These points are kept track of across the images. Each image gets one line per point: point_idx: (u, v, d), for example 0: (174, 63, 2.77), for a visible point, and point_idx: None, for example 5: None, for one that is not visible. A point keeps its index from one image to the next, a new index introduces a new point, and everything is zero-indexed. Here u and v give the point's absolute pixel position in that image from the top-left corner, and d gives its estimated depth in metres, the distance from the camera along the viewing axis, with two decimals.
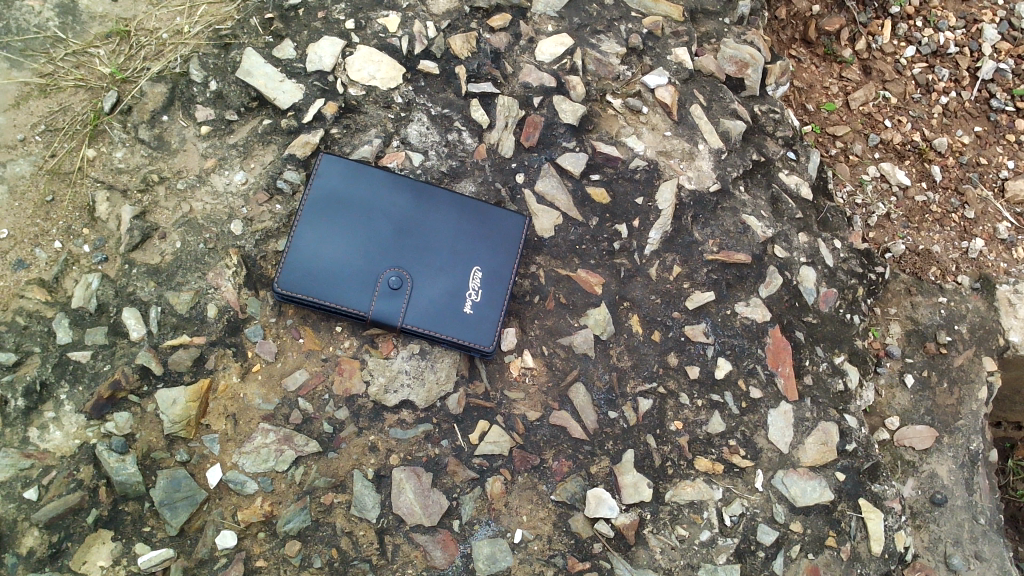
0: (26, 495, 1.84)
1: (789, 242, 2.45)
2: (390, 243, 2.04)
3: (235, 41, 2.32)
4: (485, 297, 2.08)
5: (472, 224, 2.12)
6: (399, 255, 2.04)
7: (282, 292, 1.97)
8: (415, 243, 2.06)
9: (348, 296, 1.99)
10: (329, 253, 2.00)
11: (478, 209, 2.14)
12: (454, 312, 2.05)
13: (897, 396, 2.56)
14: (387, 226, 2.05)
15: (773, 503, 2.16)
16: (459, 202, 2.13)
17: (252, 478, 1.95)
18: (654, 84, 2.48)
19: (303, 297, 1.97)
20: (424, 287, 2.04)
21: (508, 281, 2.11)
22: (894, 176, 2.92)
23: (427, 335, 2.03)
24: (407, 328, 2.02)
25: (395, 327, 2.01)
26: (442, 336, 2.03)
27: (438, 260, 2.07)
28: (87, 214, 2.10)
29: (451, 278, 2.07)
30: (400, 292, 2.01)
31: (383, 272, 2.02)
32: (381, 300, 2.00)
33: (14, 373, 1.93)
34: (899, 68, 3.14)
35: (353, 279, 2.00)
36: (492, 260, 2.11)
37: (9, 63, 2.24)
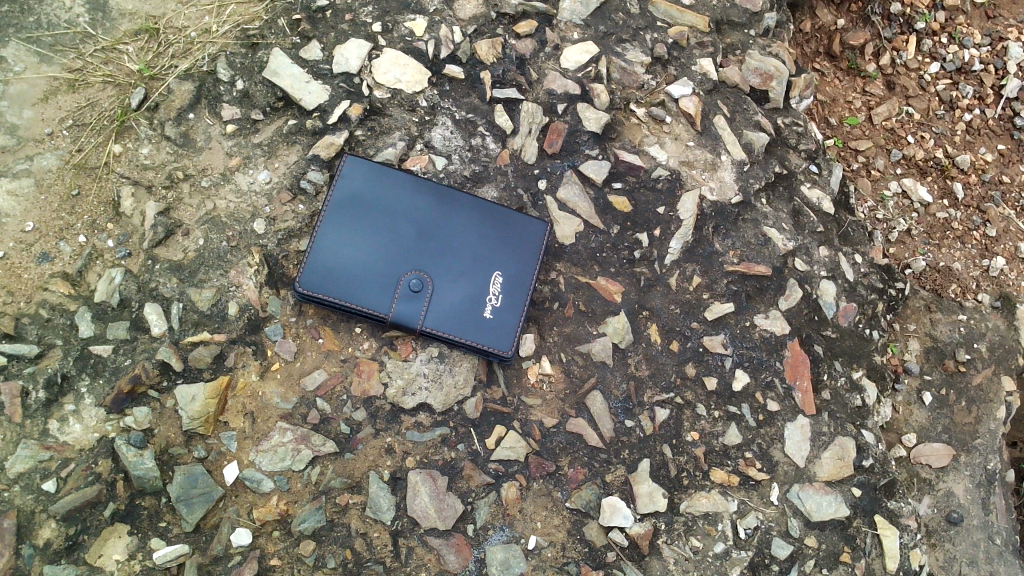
0: (45, 487, 1.85)
1: (809, 255, 2.44)
2: (412, 246, 2.04)
3: (263, 41, 2.34)
4: (505, 303, 2.09)
5: (494, 229, 2.12)
6: (421, 259, 2.04)
7: (303, 292, 1.98)
8: (437, 247, 2.06)
9: (368, 298, 1.99)
10: (352, 254, 2.01)
11: (500, 214, 2.14)
12: (474, 316, 2.06)
13: (914, 413, 2.54)
14: (410, 228, 2.05)
15: (788, 517, 2.16)
16: (481, 207, 2.13)
17: (269, 476, 1.95)
18: (677, 93, 2.48)
19: (325, 296, 1.98)
20: (445, 291, 2.04)
21: (528, 287, 2.12)
22: (916, 193, 2.92)
23: (446, 338, 2.04)
24: (427, 330, 2.02)
25: (415, 330, 2.02)
26: (462, 340, 2.04)
27: (459, 264, 2.07)
28: (112, 209, 2.12)
29: (471, 282, 2.07)
30: (420, 295, 2.02)
31: (404, 275, 2.02)
32: (402, 302, 2.00)
33: (36, 365, 1.94)
34: (923, 83, 3.12)
35: (374, 280, 2.00)
36: (513, 265, 2.12)
37: (38, 58, 2.26)
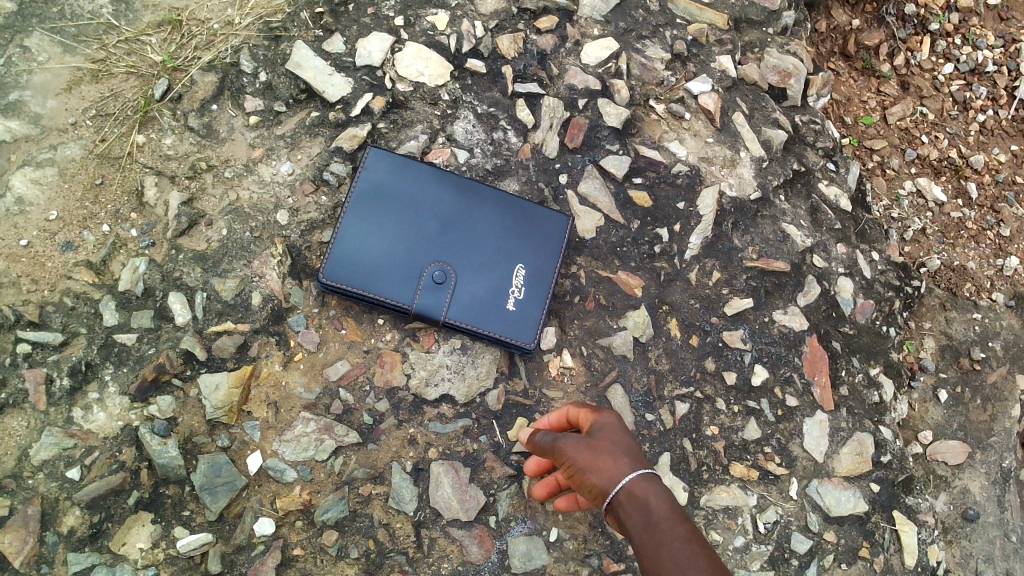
0: (69, 474, 1.85)
1: (827, 252, 2.45)
2: (436, 238, 2.05)
3: (286, 34, 2.35)
4: (528, 295, 2.09)
5: (517, 223, 2.13)
6: (444, 250, 2.04)
7: (326, 283, 1.97)
8: (461, 239, 2.07)
9: (392, 289, 1.99)
10: (375, 246, 2.01)
11: (522, 209, 2.15)
12: (497, 308, 2.06)
13: (930, 411, 2.54)
14: (434, 220, 2.06)
15: (808, 511, 2.16)
16: (503, 201, 2.14)
17: (292, 466, 1.95)
18: (697, 90, 2.49)
19: (348, 287, 1.97)
20: (467, 283, 2.04)
21: (551, 280, 2.12)
22: (931, 192, 2.93)
23: (469, 331, 2.03)
24: (449, 322, 2.02)
25: (438, 322, 2.02)
26: (485, 333, 2.03)
27: (482, 257, 2.07)
28: (136, 199, 2.13)
29: (494, 275, 2.07)
30: (444, 286, 2.02)
31: (428, 266, 2.02)
32: (425, 293, 2.00)
33: (60, 353, 1.94)
34: (937, 84, 3.15)
35: (398, 272, 2.00)
36: (535, 258, 2.12)
37: (61, 48, 2.27)
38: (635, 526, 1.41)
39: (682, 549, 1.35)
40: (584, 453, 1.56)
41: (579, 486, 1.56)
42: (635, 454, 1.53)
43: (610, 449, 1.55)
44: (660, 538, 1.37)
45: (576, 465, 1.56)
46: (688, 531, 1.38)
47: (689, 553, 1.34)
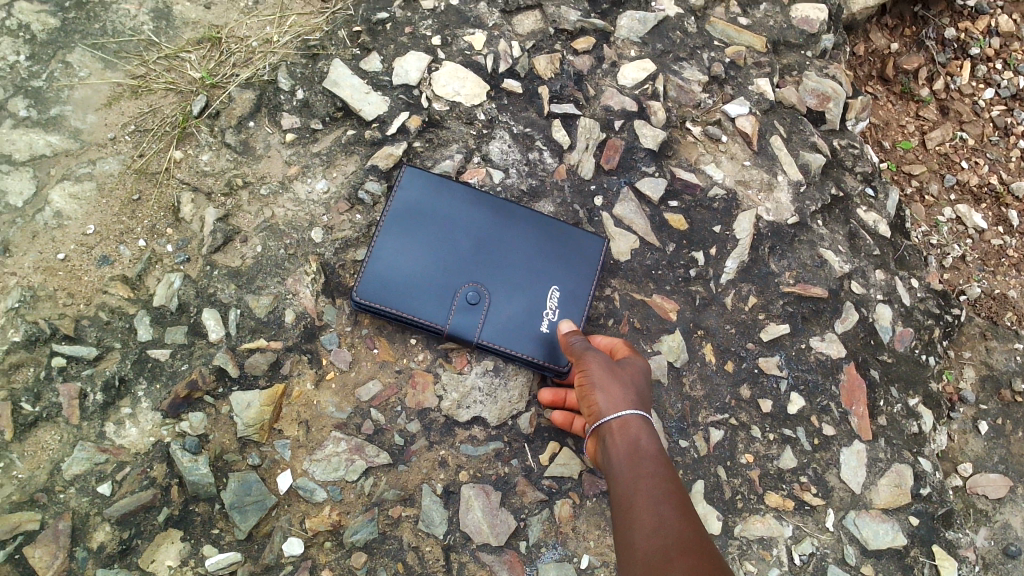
0: (100, 489, 1.83)
1: (866, 279, 2.40)
2: (469, 258, 2.03)
3: (323, 52, 2.37)
4: (563, 317, 2.05)
5: (552, 243, 2.11)
6: (478, 271, 2.02)
7: (359, 302, 1.96)
8: (495, 259, 2.05)
9: (425, 309, 1.98)
10: (409, 265, 2.00)
11: (558, 229, 2.12)
12: (531, 329, 2.02)
13: (970, 442, 2.47)
14: (468, 240, 2.05)
15: (844, 544, 2.09)
16: (539, 222, 2.12)
17: (322, 486, 1.93)
18: (734, 113, 2.47)
19: (380, 307, 1.96)
20: (501, 304, 2.02)
21: (586, 302, 2.08)
22: (970, 219, 2.88)
23: (502, 352, 2.00)
24: (483, 343, 1.99)
25: (471, 343, 1.99)
26: (519, 354, 2.00)
27: (517, 278, 2.05)
28: (172, 215, 2.14)
29: (529, 296, 2.04)
30: (478, 307, 2.00)
31: (461, 287, 2.00)
32: (458, 314, 1.98)
33: (94, 367, 1.95)
34: (977, 109, 3.10)
35: (431, 292, 1.99)
36: (570, 279, 2.09)
37: (103, 64, 2.30)
38: (620, 451, 1.54)
39: (656, 483, 1.45)
40: (604, 372, 1.70)
41: (585, 398, 1.69)
42: (643, 401, 1.66)
43: (626, 378, 1.71)
44: (642, 470, 1.48)
45: (591, 378, 1.69)
46: (670, 472, 1.48)
47: (661, 487, 1.44)
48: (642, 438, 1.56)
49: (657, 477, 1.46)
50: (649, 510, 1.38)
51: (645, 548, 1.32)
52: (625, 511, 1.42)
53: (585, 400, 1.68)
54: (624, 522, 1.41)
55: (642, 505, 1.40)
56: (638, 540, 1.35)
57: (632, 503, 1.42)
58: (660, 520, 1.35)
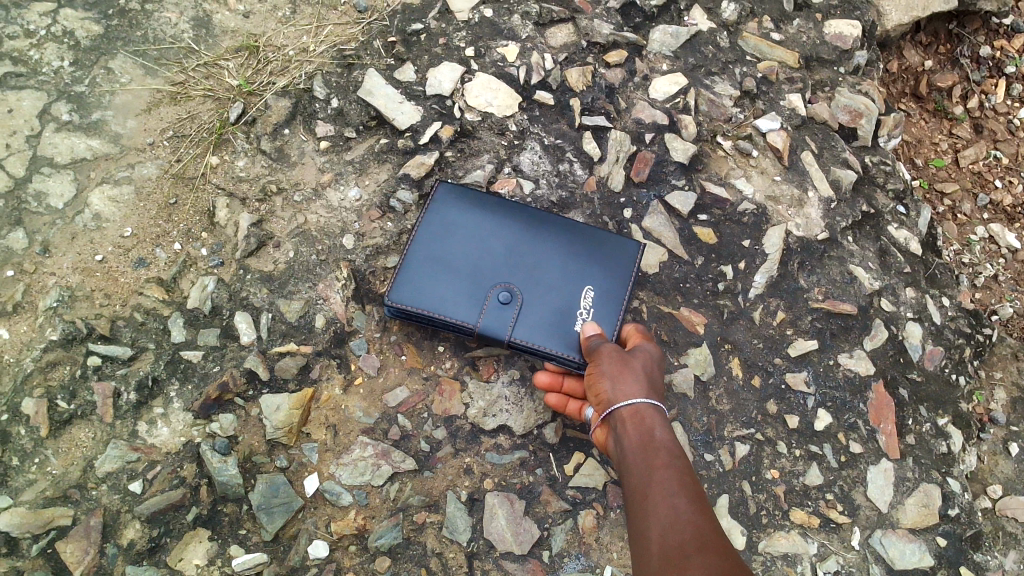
0: (131, 487, 1.86)
1: (896, 296, 2.39)
2: (501, 260, 2.02)
3: (359, 61, 2.40)
4: (598, 317, 1.99)
5: (585, 245, 2.07)
6: (510, 271, 2.01)
7: (391, 304, 1.95)
8: (527, 260, 2.03)
9: (457, 309, 1.96)
10: (441, 268, 2.00)
11: (591, 233, 2.10)
12: (566, 328, 1.97)
13: (1000, 464, 2.42)
14: (499, 243, 2.04)
15: (870, 563, 2.06)
16: (571, 227, 2.10)
17: (348, 490, 1.94)
18: (766, 128, 2.48)
19: (412, 306, 1.95)
20: (535, 304, 1.98)
21: (622, 301, 2.02)
22: (1003, 238, 2.85)
23: (537, 351, 1.95)
24: (516, 342, 1.94)
25: (505, 342, 1.95)
26: (555, 353, 1.94)
27: (549, 277, 2.02)
28: (207, 219, 2.17)
29: (562, 296, 2.01)
30: (510, 306, 1.97)
31: (494, 288, 1.99)
32: (490, 313, 1.95)
33: (129, 367, 1.98)
34: (1011, 128, 3.08)
35: (463, 293, 1.97)
36: (605, 280, 2.04)
37: (143, 70, 2.35)
38: (634, 439, 1.56)
39: (670, 473, 1.44)
40: (614, 365, 1.76)
41: (595, 390, 1.75)
42: (654, 392, 1.69)
43: (637, 370, 1.75)
44: (655, 462, 1.48)
45: (602, 370, 1.75)
46: (683, 460, 1.49)
47: (675, 477, 1.43)
48: (655, 427, 1.58)
49: (671, 464, 1.46)
50: (664, 496, 1.38)
51: (661, 532, 1.31)
52: (641, 502, 1.41)
53: (596, 390, 1.74)
54: (639, 513, 1.39)
55: (657, 496, 1.39)
56: (653, 524, 1.34)
57: (648, 494, 1.41)
58: (674, 512, 1.34)
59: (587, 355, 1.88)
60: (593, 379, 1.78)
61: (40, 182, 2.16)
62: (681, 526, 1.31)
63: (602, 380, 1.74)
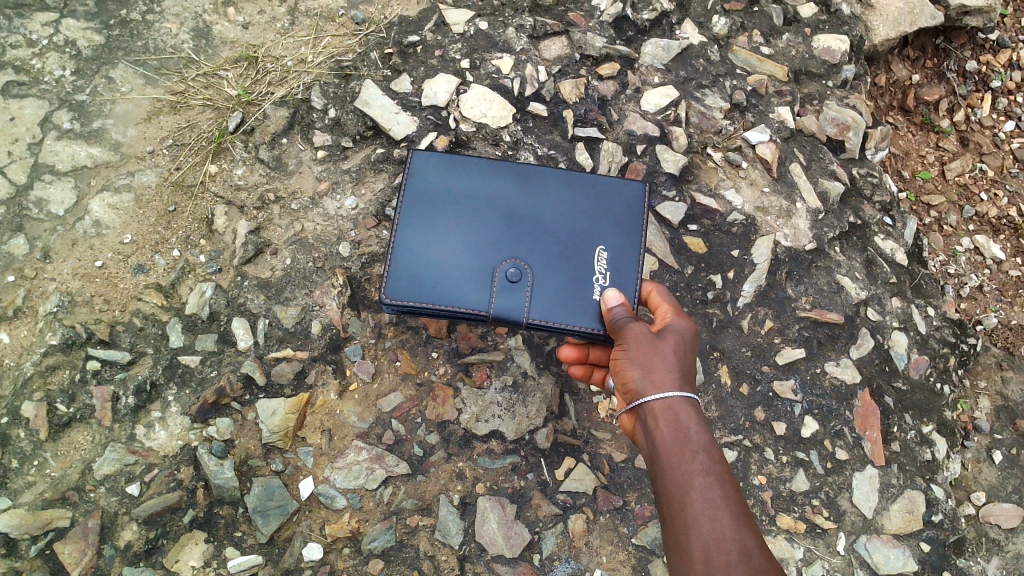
0: (129, 490, 1.89)
1: (882, 306, 2.43)
2: (502, 234, 1.89)
3: (355, 73, 2.45)
4: (615, 278, 1.89)
5: (587, 202, 1.95)
6: (513, 245, 1.89)
7: (392, 303, 1.85)
8: (530, 230, 1.90)
9: (465, 296, 1.84)
10: (437, 253, 1.87)
11: (590, 184, 1.97)
12: (582, 299, 1.86)
13: (983, 472, 2.47)
14: (495, 213, 1.92)
15: (854, 568, 2.10)
16: (567, 180, 1.97)
17: (343, 493, 1.98)
18: (755, 140, 2.52)
19: (415, 301, 1.84)
20: (546, 277, 1.87)
21: (638, 256, 1.92)
22: (988, 249, 2.91)
23: (557, 329, 1.85)
24: (533, 323, 1.85)
25: (521, 324, 1.85)
26: (578, 328, 1.84)
27: (557, 244, 1.90)
28: (205, 226, 2.21)
29: (574, 264, 1.89)
30: (520, 284, 1.85)
31: (499, 265, 1.87)
32: (501, 295, 1.85)
33: (127, 371, 2.01)
34: (996, 141, 3.15)
35: (469, 277, 1.86)
36: (616, 237, 1.93)
37: (144, 80, 2.39)
38: (665, 436, 1.46)
39: (710, 478, 1.36)
40: (640, 344, 1.62)
41: (620, 374, 1.61)
42: (685, 374, 1.56)
43: (666, 347, 1.61)
44: (693, 464, 1.38)
45: (626, 352, 1.61)
46: (721, 460, 1.40)
47: (716, 482, 1.35)
48: (689, 421, 1.47)
49: (711, 468, 1.37)
50: (705, 510, 1.31)
51: (705, 555, 1.26)
52: (678, 512, 1.34)
53: (621, 375, 1.61)
54: (678, 525, 1.33)
55: (697, 509, 1.32)
56: (696, 546, 1.28)
57: (686, 503, 1.33)
58: (719, 531, 1.27)
59: (611, 330, 1.73)
60: (617, 359, 1.64)
61: (41, 190, 2.20)
62: (727, 555, 1.24)
63: (627, 362, 1.61)
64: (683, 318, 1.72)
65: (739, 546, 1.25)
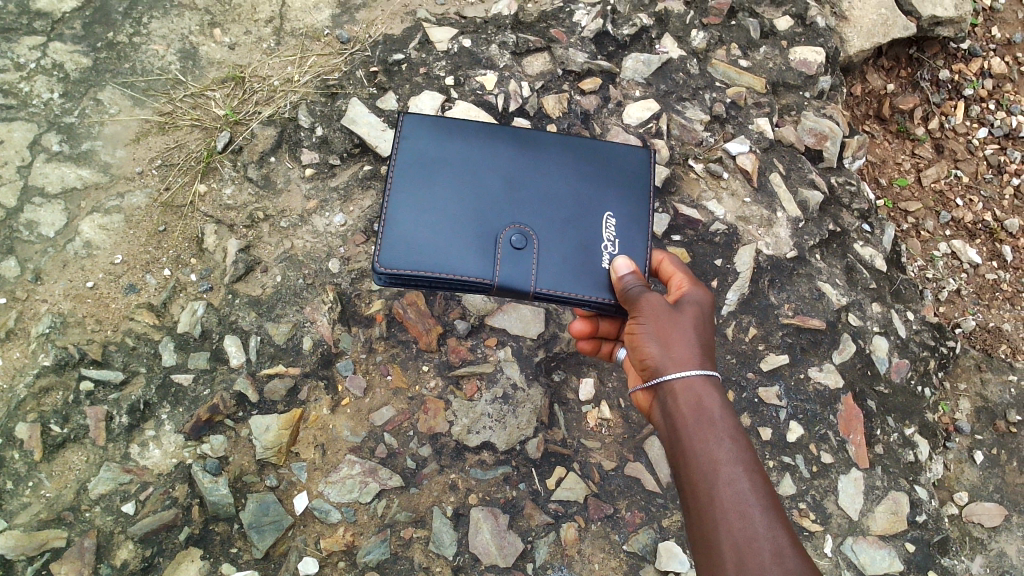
0: (124, 508, 1.91)
1: (862, 311, 2.48)
2: (503, 200, 1.84)
3: (342, 91, 2.49)
4: (624, 245, 1.85)
5: (590, 169, 1.92)
6: (515, 211, 1.83)
7: (386, 271, 1.76)
8: (532, 196, 1.86)
9: (467, 264, 1.77)
10: (434, 219, 1.81)
11: (592, 151, 1.95)
12: (591, 267, 1.82)
13: (966, 472, 2.50)
14: (496, 179, 1.87)
15: (842, 569, 2.14)
16: (568, 147, 1.94)
17: (337, 508, 2.00)
18: (735, 151, 2.57)
19: (412, 270, 1.75)
20: (551, 244, 1.82)
21: (646, 224, 1.89)
22: (965, 254, 2.97)
23: (566, 299, 1.79)
24: (540, 292, 1.78)
25: (527, 294, 1.78)
26: (589, 298, 1.79)
27: (562, 212, 1.86)
28: (196, 245, 2.23)
29: (580, 232, 1.85)
30: (525, 250, 1.79)
31: (501, 232, 1.80)
32: (505, 262, 1.77)
33: (121, 391, 2.03)
34: (971, 148, 3.22)
35: (470, 244, 1.79)
36: (622, 205, 1.90)
37: (132, 101, 2.41)
38: (690, 421, 1.48)
39: (739, 469, 1.38)
40: (658, 318, 1.62)
41: (638, 349, 1.62)
42: (706, 351, 1.58)
43: (685, 322, 1.61)
44: (720, 454, 1.41)
45: (645, 327, 1.62)
46: (748, 448, 1.42)
47: (745, 474, 1.38)
48: (713, 405, 1.48)
49: (738, 458, 1.40)
50: (736, 504, 1.34)
51: (737, 552, 1.29)
52: (706, 504, 1.37)
53: (639, 351, 1.62)
54: (707, 518, 1.36)
55: (727, 502, 1.35)
56: (726, 540, 1.31)
57: (715, 495, 1.36)
58: (750, 528, 1.30)
59: (622, 296, 1.72)
60: (634, 331, 1.64)
61: (32, 212, 2.21)
62: (761, 552, 1.28)
63: (645, 341, 1.61)
64: (699, 289, 1.71)
65: (772, 547, 1.28)
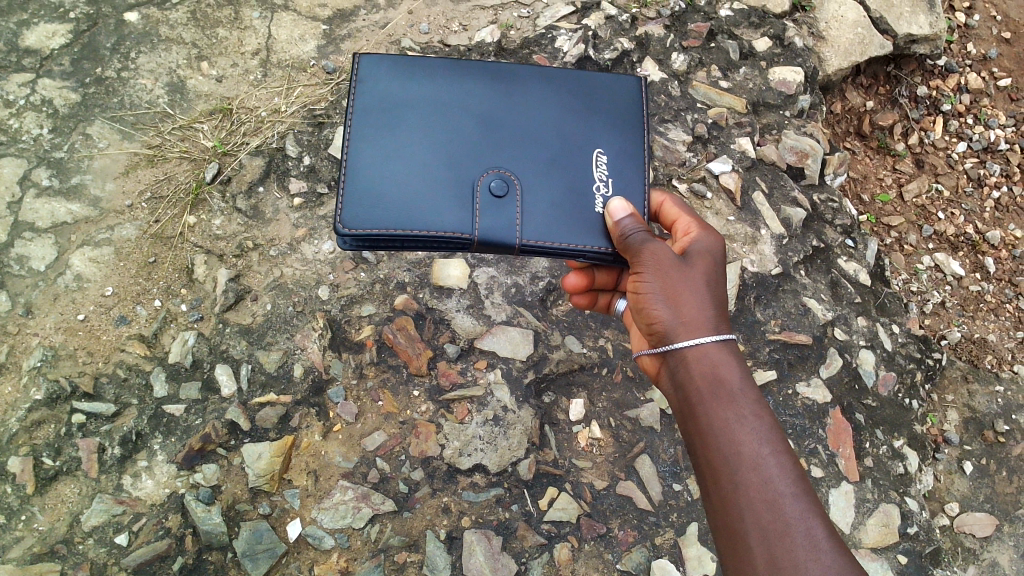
0: (117, 540, 1.91)
1: (848, 326, 2.51)
2: (477, 146, 1.82)
3: (328, 120, 2.53)
4: (614, 186, 1.85)
5: (567, 107, 1.91)
6: (492, 157, 1.81)
7: (353, 232, 1.72)
8: (509, 138, 1.84)
9: (446, 217, 1.74)
10: (404, 173, 1.78)
11: (567, 86, 1.93)
12: (579, 211, 1.80)
13: (956, 482, 2.53)
14: (469, 127, 1.84)
15: None
16: (541, 82, 1.92)
17: (330, 533, 1.99)
18: (718, 170, 2.60)
19: (383, 229, 1.72)
20: (534, 189, 1.80)
21: (635, 158, 1.88)
22: (948, 266, 3.01)
23: (554, 249, 1.77)
24: (527, 245, 1.76)
25: (514, 247, 1.76)
26: (582, 247, 1.77)
27: (544, 155, 1.84)
28: (186, 276, 2.25)
29: (564, 175, 1.83)
30: (506, 198, 1.77)
31: (479, 181, 1.78)
32: (485, 213, 1.75)
33: (112, 423, 2.04)
34: (951, 162, 3.27)
35: (445, 197, 1.76)
36: (607, 142, 1.89)
37: (121, 135, 2.44)
38: (707, 399, 1.47)
39: (765, 454, 1.39)
40: (666, 275, 1.60)
41: (644, 311, 1.61)
42: (720, 312, 1.56)
43: (696, 277, 1.59)
44: (744, 439, 1.41)
45: (652, 286, 1.60)
46: (772, 428, 1.42)
47: (771, 458, 1.38)
48: (731, 380, 1.48)
49: (763, 443, 1.40)
50: (763, 495, 1.34)
51: (767, 546, 1.30)
52: (732, 493, 1.37)
53: (646, 312, 1.60)
54: (733, 508, 1.36)
55: (754, 492, 1.35)
56: (754, 533, 1.32)
57: (739, 485, 1.37)
58: (779, 519, 1.31)
59: (623, 242, 1.70)
60: (638, 286, 1.63)
61: (22, 247, 2.23)
62: (792, 543, 1.29)
63: (654, 303, 1.59)
64: (705, 237, 1.70)
65: (807, 538, 1.29)
